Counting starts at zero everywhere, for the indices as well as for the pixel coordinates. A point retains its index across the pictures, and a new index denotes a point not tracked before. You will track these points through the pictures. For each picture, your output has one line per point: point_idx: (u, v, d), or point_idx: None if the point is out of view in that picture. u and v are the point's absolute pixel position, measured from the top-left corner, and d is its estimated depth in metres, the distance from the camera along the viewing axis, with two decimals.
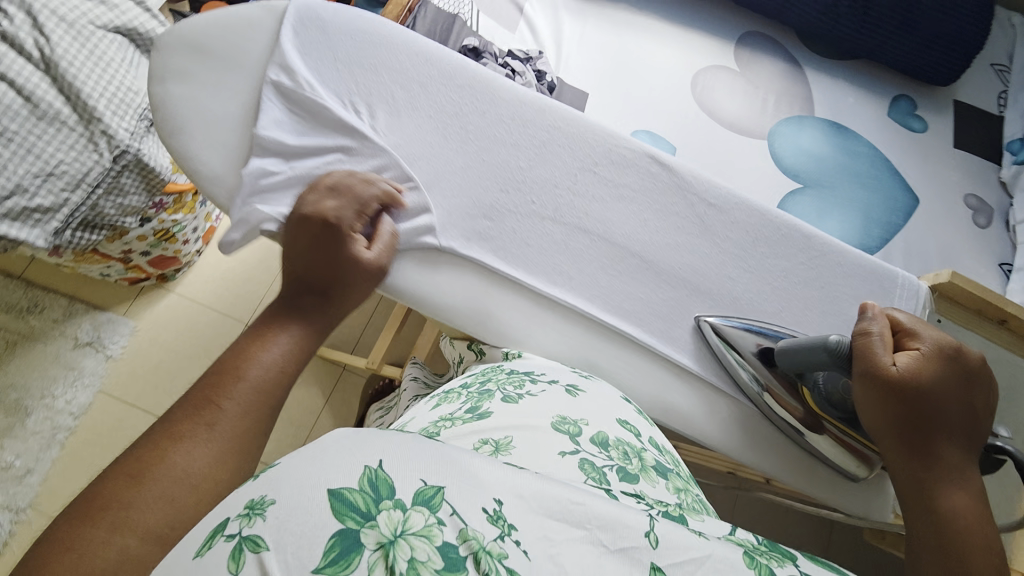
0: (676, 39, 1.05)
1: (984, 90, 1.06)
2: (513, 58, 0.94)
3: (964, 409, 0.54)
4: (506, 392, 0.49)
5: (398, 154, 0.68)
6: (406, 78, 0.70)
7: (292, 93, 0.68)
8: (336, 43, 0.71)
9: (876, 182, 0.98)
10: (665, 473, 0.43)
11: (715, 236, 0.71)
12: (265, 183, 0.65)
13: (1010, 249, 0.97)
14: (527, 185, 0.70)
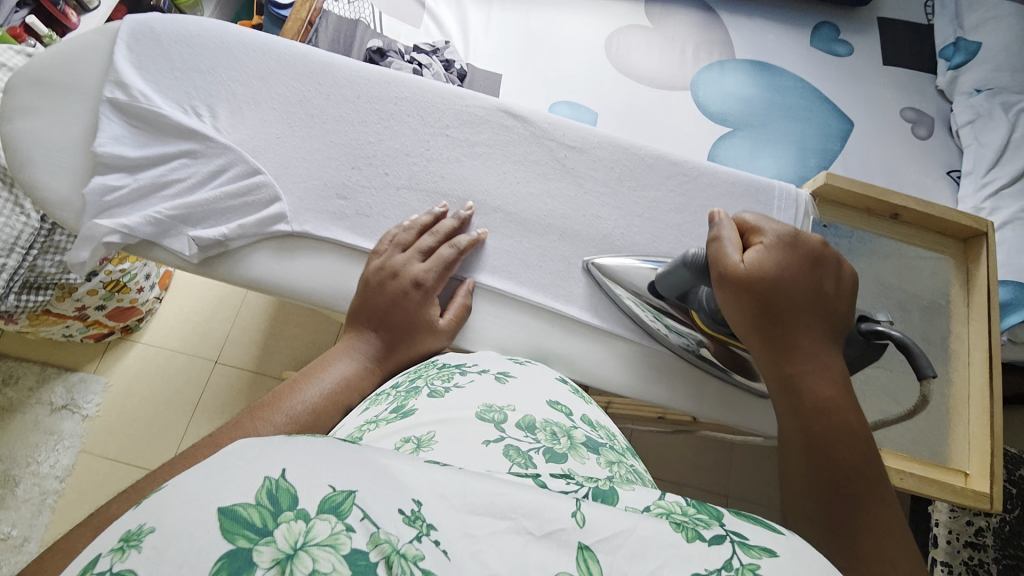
0: (586, 4, 1.02)
1: (908, 2, 1.05)
2: (419, 53, 0.91)
3: (819, 294, 0.55)
4: (432, 388, 0.46)
5: (243, 150, 0.66)
6: (244, 74, 0.68)
7: (130, 107, 0.65)
8: (172, 52, 0.68)
9: (807, 113, 0.97)
10: (598, 449, 0.40)
11: (610, 194, 0.68)
12: (110, 199, 0.63)
13: (958, 154, 0.96)
14: (380, 158, 0.68)
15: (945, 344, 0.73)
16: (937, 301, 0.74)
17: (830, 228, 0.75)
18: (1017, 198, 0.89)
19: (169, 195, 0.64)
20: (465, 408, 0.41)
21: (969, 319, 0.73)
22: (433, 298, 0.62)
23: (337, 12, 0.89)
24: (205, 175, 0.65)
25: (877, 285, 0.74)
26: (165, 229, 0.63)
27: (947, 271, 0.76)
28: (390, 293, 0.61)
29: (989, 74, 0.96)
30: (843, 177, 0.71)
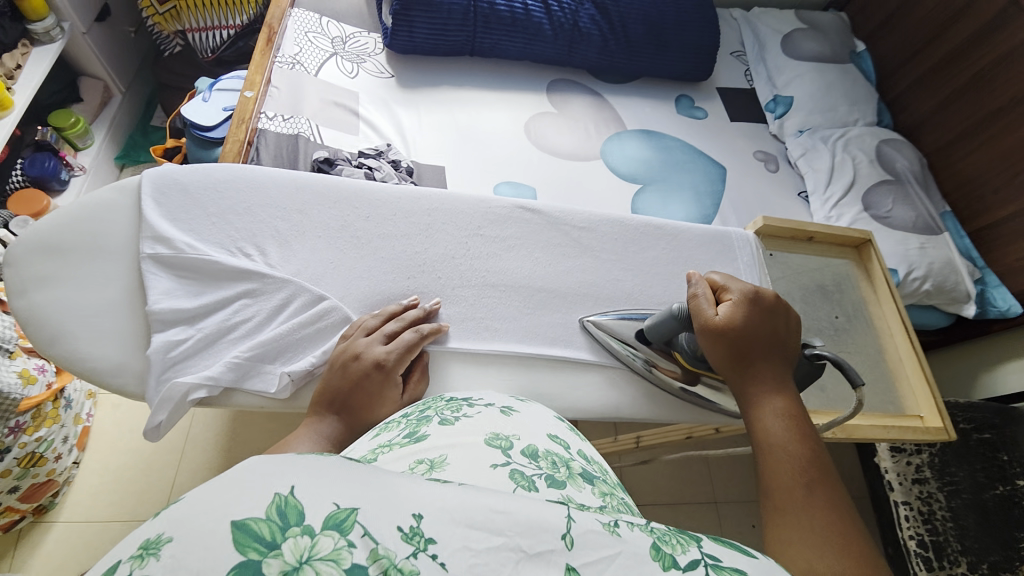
0: (502, 101, 1.17)
1: (734, 74, 1.36)
2: (365, 157, 0.98)
3: (777, 335, 0.57)
4: (442, 415, 0.41)
5: (302, 279, 0.59)
6: (285, 209, 0.61)
7: (176, 260, 0.56)
8: (206, 199, 0.60)
9: (692, 164, 1.18)
10: (595, 480, 0.37)
11: (614, 263, 0.68)
12: (177, 353, 0.54)
13: (800, 180, 1.22)
14: (431, 265, 0.63)
15: (870, 317, 0.76)
16: (848, 286, 0.77)
17: (774, 256, 0.75)
18: (854, 203, 1.12)
19: (238, 337, 0.56)
20: (473, 434, 0.37)
21: (872, 291, 0.77)
22: (396, 380, 0.54)
23: (278, 130, 0.98)
24: (270, 311, 0.57)
25: (812, 292, 0.74)
26: (245, 370, 0.54)
27: (849, 264, 0.78)
28: (349, 376, 0.52)
29: (808, 116, 1.24)
30: (775, 219, 0.73)
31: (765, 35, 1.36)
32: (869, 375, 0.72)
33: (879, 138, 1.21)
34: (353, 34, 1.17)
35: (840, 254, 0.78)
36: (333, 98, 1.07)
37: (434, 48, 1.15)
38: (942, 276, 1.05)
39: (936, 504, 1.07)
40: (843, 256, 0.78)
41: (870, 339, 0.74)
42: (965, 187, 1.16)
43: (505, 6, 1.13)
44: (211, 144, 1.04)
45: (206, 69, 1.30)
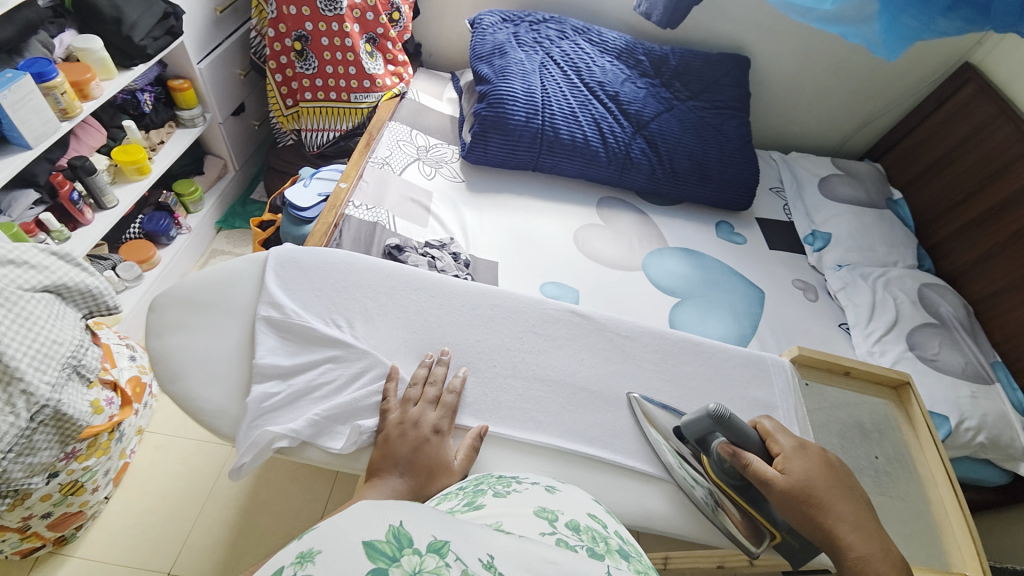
0: (556, 212, 1.31)
1: (774, 207, 1.46)
2: (430, 247, 1.11)
3: (840, 485, 0.59)
4: (494, 488, 0.43)
5: (378, 352, 0.66)
6: (372, 289, 0.70)
7: (284, 323, 0.65)
8: (313, 276, 0.70)
9: (731, 285, 1.24)
10: (632, 558, 0.35)
11: (653, 373, 0.72)
12: (269, 405, 0.60)
13: (841, 312, 1.24)
14: (484, 354, 0.69)
15: (913, 462, 0.73)
16: (889, 428, 0.75)
17: (811, 386, 0.76)
18: (898, 341, 1.12)
19: (319, 398, 0.62)
20: (522, 506, 0.39)
21: (913, 436, 0.75)
22: (450, 445, 0.59)
23: (361, 217, 1.14)
24: (348, 377, 0.63)
25: (856, 430, 0.74)
26: (321, 428, 0.59)
27: (889, 405, 0.77)
28: (410, 442, 0.57)
29: (846, 253, 1.30)
30: (811, 350, 0.76)
31: (804, 177, 1.48)
32: (908, 522, 0.68)
33: (922, 282, 1.24)
34: (436, 144, 1.37)
35: (882, 394, 0.78)
36: (411, 195, 1.23)
37: (503, 162, 1.32)
38: (997, 430, 1.00)
39: None
40: (886, 395, 0.78)
41: (912, 485, 0.71)
42: (1017, 339, 1.14)
43: (568, 136, 1.29)
44: (302, 222, 1.20)
45: (310, 160, 1.55)
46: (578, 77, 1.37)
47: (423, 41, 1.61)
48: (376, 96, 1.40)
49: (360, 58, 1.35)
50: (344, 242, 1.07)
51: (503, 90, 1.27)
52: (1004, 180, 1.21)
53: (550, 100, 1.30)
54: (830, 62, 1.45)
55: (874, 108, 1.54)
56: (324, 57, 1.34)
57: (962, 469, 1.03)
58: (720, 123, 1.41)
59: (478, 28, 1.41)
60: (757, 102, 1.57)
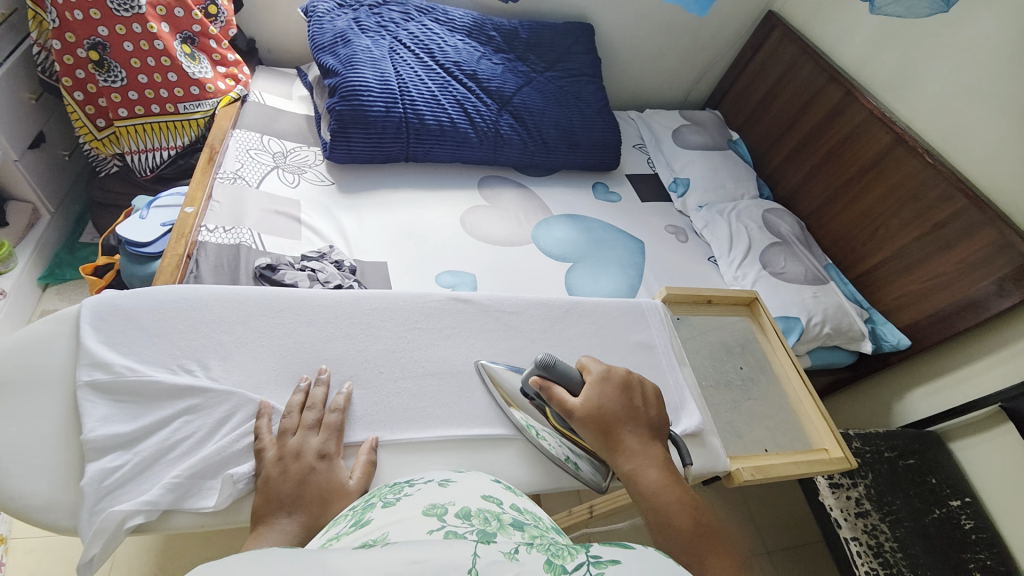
0: (436, 199, 1.28)
1: (638, 163, 1.58)
2: (308, 260, 1.03)
3: (637, 408, 0.62)
4: (385, 499, 0.41)
5: (246, 389, 0.60)
6: (228, 322, 0.63)
7: (117, 384, 0.56)
8: (149, 320, 0.61)
9: (611, 241, 1.32)
10: (526, 526, 0.36)
11: (544, 340, 0.74)
12: (112, 481, 0.52)
13: (708, 247, 1.40)
14: (371, 362, 0.66)
15: (770, 365, 0.85)
16: (748, 340, 0.86)
17: (683, 319, 0.85)
18: (754, 263, 1.29)
19: (178, 457, 0.55)
20: (410, 509, 0.37)
21: (767, 343, 0.87)
22: (341, 465, 0.56)
23: (218, 240, 1.01)
24: (212, 427, 0.56)
25: (722, 347, 0.84)
26: (186, 489, 0.53)
27: (745, 320, 0.89)
28: (293, 477, 0.53)
29: (703, 194, 1.45)
30: (676, 287, 0.84)
31: (658, 131, 1.62)
32: (774, 416, 0.79)
33: (763, 209, 1.43)
34: (294, 148, 1.26)
35: (739, 312, 0.89)
36: (275, 208, 1.12)
37: (371, 158, 1.25)
38: (836, 319, 1.20)
39: (884, 536, 1.02)
40: (741, 312, 0.90)
41: (772, 384, 0.83)
42: (839, 242, 1.36)
43: (433, 120, 1.26)
44: (144, 260, 1.04)
45: (144, 187, 1.34)
46: (432, 60, 1.34)
47: (256, 35, 1.46)
48: (211, 103, 1.24)
49: (178, 62, 1.18)
50: (200, 273, 0.95)
51: (354, 81, 1.19)
52: (813, 110, 1.43)
53: (407, 86, 1.25)
54: (662, 22, 1.58)
55: (705, 61, 1.72)
56: (133, 65, 1.15)
57: (817, 357, 1.23)
58: (577, 90, 1.47)
59: (314, 16, 1.30)
60: (607, 66, 1.66)
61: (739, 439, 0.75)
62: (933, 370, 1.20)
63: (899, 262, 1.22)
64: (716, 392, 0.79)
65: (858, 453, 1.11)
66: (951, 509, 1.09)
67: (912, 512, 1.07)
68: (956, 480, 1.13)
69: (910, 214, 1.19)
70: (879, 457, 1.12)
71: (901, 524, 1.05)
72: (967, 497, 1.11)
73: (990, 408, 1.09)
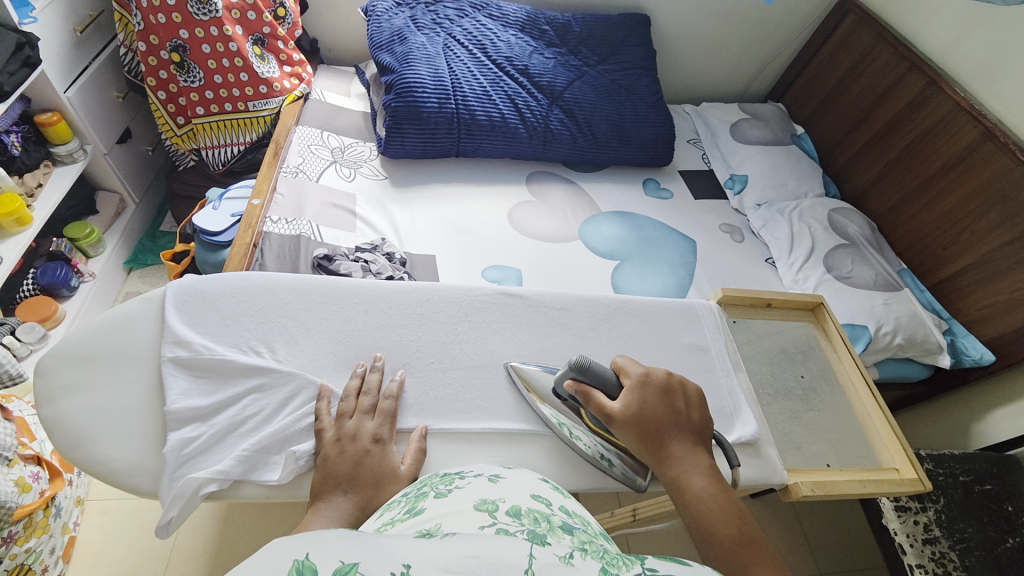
0: (485, 195, 1.29)
1: (693, 159, 1.52)
2: (362, 251, 1.07)
3: (680, 412, 0.61)
4: (437, 489, 0.42)
5: (306, 373, 0.63)
6: (291, 308, 0.67)
7: (194, 362, 0.61)
8: (222, 304, 0.66)
9: (663, 239, 1.28)
10: (576, 530, 0.36)
11: (590, 338, 0.73)
12: (190, 450, 0.57)
13: (766, 247, 1.33)
14: (421, 352, 0.68)
15: (834, 375, 0.80)
16: (810, 348, 0.81)
17: (737, 323, 0.81)
18: (817, 266, 1.21)
19: (248, 431, 0.59)
20: (462, 502, 0.38)
21: (830, 351, 0.81)
22: (394, 451, 0.58)
23: (282, 231, 1.07)
24: (277, 406, 0.60)
25: (781, 353, 0.80)
26: (253, 463, 0.57)
27: (807, 326, 0.83)
28: (349, 458, 0.56)
29: (763, 191, 1.37)
30: (732, 289, 0.80)
31: (716, 125, 1.55)
32: (836, 429, 0.74)
33: (830, 208, 1.33)
34: (352, 144, 1.31)
35: (800, 318, 0.84)
36: (333, 201, 1.17)
37: (423, 153, 1.28)
38: (910, 329, 1.11)
39: (951, 564, 0.94)
40: (803, 318, 0.84)
41: (835, 395, 0.78)
42: (915, 245, 1.25)
43: (485, 116, 1.27)
44: (217, 247, 1.12)
45: (217, 180, 1.44)
46: (484, 55, 1.35)
47: (319, 35, 1.52)
48: (276, 101, 1.31)
49: (249, 62, 1.25)
50: (266, 261, 1.01)
51: (409, 77, 1.22)
52: (890, 101, 1.32)
53: (460, 82, 1.27)
54: (722, 10, 1.51)
55: (769, 51, 1.62)
56: (210, 66, 1.23)
57: (886, 369, 1.14)
58: (631, 84, 1.44)
59: (373, 15, 1.34)
60: (662, 58, 1.61)
61: (796, 452, 0.71)
62: (1023, 389, 1.08)
63: (986, 268, 1.11)
64: (774, 400, 0.75)
65: (931, 475, 1.03)
66: None
67: (985, 541, 0.98)
68: None
69: (999, 216, 1.08)
70: (954, 481, 1.02)
71: (971, 553, 0.96)
72: None
73: None
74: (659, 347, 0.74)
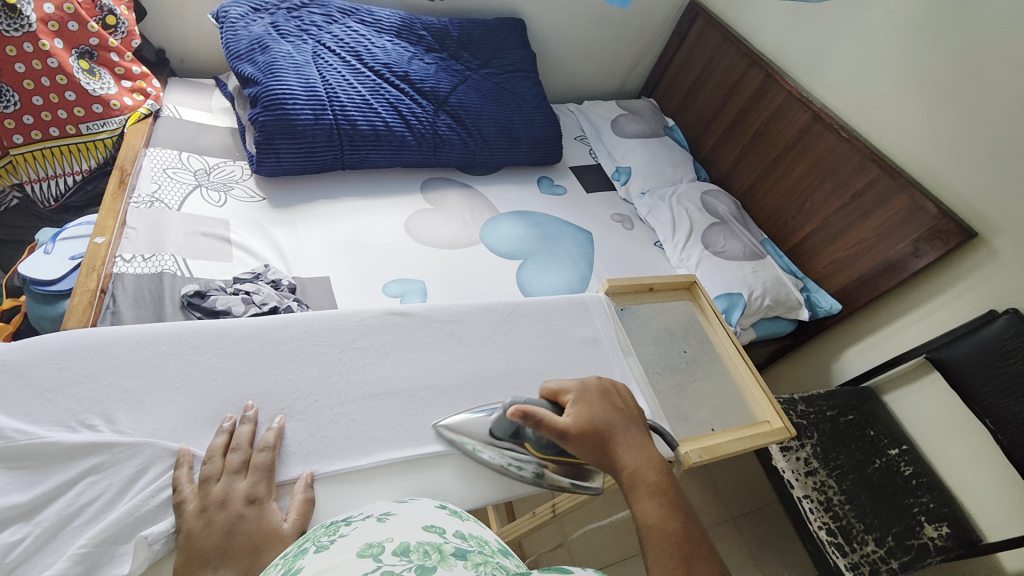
0: (377, 207, 1.24)
1: (579, 155, 1.59)
2: (241, 282, 0.97)
3: (625, 412, 0.63)
4: (319, 541, 0.37)
5: (165, 438, 0.55)
6: (138, 365, 0.59)
7: (10, 450, 0.51)
8: (41, 376, 0.55)
9: (559, 235, 1.32)
10: (470, 553, 0.34)
11: (487, 347, 0.73)
12: (12, 558, 0.47)
13: (653, 232, 1.43)
14: (306, 390, 0.63)
15: (714, 346, 0.88)
16: (692, 324, 0.89)
17: (626, 310, 0.87)
18: (696, 244, 1.33)
19: (88, 521, 0.50)
20: (343, 552, 0.33)
21: (710, 325, 0.90)
22: (272, 509, 0.53)
23: (138, 270, 0.93)
24: (125, 484, 0.52)
25: (666, 333, 0.87)
26: (97, 557, 0.48)
27: (686, 305, 0.91)
28: (218, 528, 0.49)
29: (645, 180, 1.48)
30: (617, 280, 0.86)
31: (597, 122, 1.64)
32: (720, 395, 0.82)
33: (701, 190, 1.47)
34: (218, 164, 1.18)
35: (682, 297, 0.92)
36: (200, 229, 1.04)
37: (303, 169, 1.19)
38: (776, 291, 1.26)
39: (831, 490, 1.09)
40: (684, 298, 0.92)
41: (716, 364, 0.86)
42: (772, 217, 1.43)
43: (366, 125, 1.21)
44: (54, 298, 0.94)
45: (48, 218, 1.21)
46: (359, 62, 1.29)
47: (162, 45, 1.35)
48: (117, 121, 1.14)
49: (76, 79, 1.07)
50: (120, 307, 0.87)
51: (276, 89, 1.13)
52: (739, 92, 1.49)
53: (335, 92, 1.20)
54: (588, 12, 1.59)
55: (634, 51, 1.76)
56: (26, 86, 1.03)
57: (762, 329, 1.29)
58: (513, 86, 1.46)
59: (227, 21, 1.22)
60: (540, 60, 1.67)
61: (685, 424, 0.77)
62: (861, 332, 1.28)
63: (827, 231, 1.29)
64: (662, 376, 0.81)
65: (805, 415, 1.19)
66: (891, 458, 1.17)
67: (856, 464, 1.15)
68: (892, 429, 1.21)
69: (832, 186, 1.26)
70: (823, 416, 1.19)
71: (847, 477, 1.12)
72: (904, 445, 1.19)
73: (918, 361, 1.17)
74: (558, 344, 0.77)
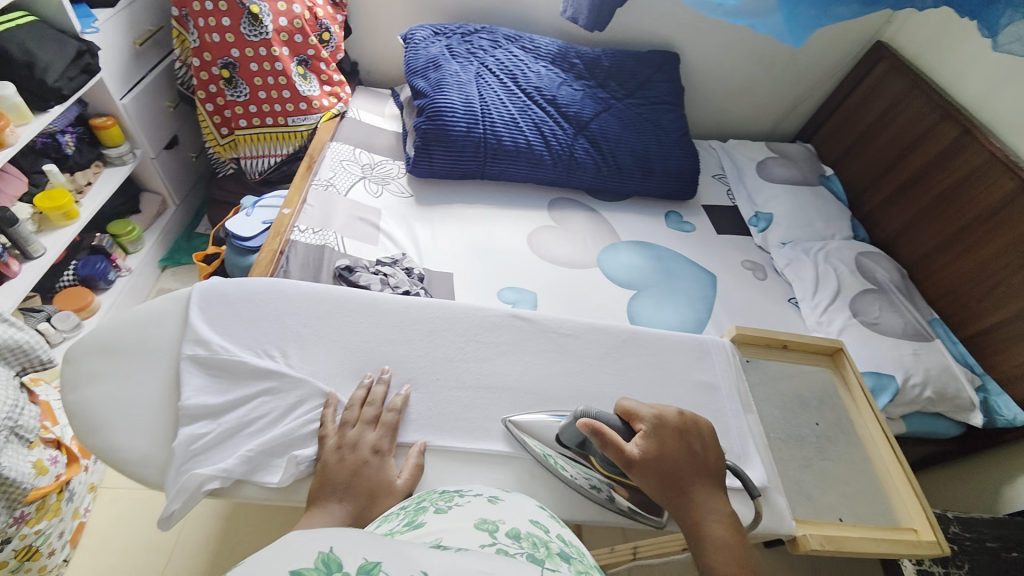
0: (507, 217, 1.32)
1: (716, 193, 1.51)
2: (382, 264, 1.10)
3: (698, 456, 0.59)
4: (437, 505, 0.42)
5: (315, 380, 0.65)
6: (305, 315, 0.70)
7: (211, 360, 0.63)
8: (241, 307, 0.69)
9: (683, 272, 1.27)
10: (573, 559, 0.35)
11: (597, 367, 0.73)
12: (198, 446, 0.58)
13: (790, 287, 1.30)
14: (426, 369, 0.68)
15: (853, 427, 0.77)
16: (828, 396, 0.79)
17: (752, 363, 0.80)
18: (843, 309, 1.17)
19: (253, 433, 0.61)
20: (462, 520, 0.38)
21: (853, 401, 0.79)
22: (391, 464, 0.59)
23: (308, 240, 1.11)
24: (284, 410, 0.62)
25: (795, 399, 0.78)
26: (257, 463, 0.58)
27: (824, 373, 0.81)
28: (348, 466, 0.57)
29: (789, 230, 1.35)
30: (749, 328, 0.80)
31: (743, 162, 1.55)
32: (854, 485, 0.71)
33: (858, 251, 1.30)
34: (381, 161, 1.36)
35: (822, 364, 0.82)
36: (359, 215, 1.21)
37: (449, 174, 1.31)
38: (941, 383, 1.06)
39: None
40: (824, 364, 0.82)
41: (854, 449, 0.74)
42: (949, 295, 1.21)
43: (511, 141, 1.30)
44: (246, 252, 1.16)
45: (253, 188, 1.51)
46: (515, 85, 1.39)
47: (360, 58, 1.61)
48: (314, 117, 1.38)
49: (293, 81, 1.32)
50: (291, 268, 1.04)
51: (441, 102, 1.27)
52: (922, 147, 1.29)
53: (489, 109, 1.31)
54: (753, 49, 1.52)
55: (799, 92, 1.63)
56: (256, 83, 1.31)
57: (914, 424, 1.08)
58: (657, 117, 1.46)
59: (412, 42, 1.41)
60: (690, 94, 1.63)
61: (809, 504, 0.68)
62: None
63: None
64: (785, 445, 0.73)
65: (955, 538, 0.96)
66: None
67: None
68: None
69: None
70: (981, 546, 0.95)
71: None
72: None
73: None
74: (669, 382, 0.73)
